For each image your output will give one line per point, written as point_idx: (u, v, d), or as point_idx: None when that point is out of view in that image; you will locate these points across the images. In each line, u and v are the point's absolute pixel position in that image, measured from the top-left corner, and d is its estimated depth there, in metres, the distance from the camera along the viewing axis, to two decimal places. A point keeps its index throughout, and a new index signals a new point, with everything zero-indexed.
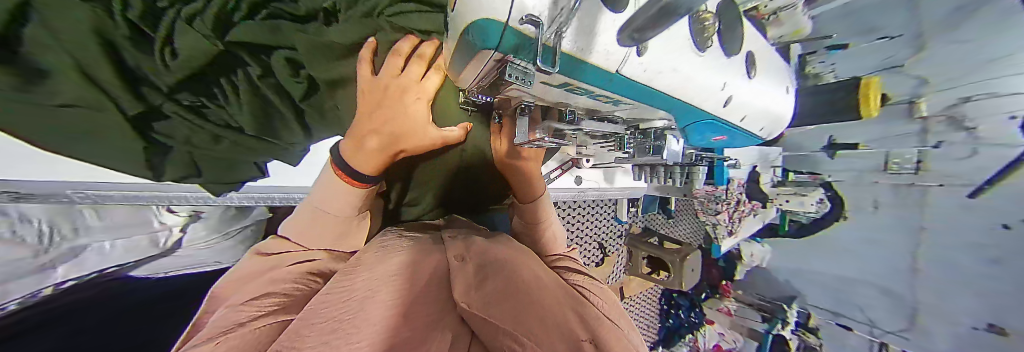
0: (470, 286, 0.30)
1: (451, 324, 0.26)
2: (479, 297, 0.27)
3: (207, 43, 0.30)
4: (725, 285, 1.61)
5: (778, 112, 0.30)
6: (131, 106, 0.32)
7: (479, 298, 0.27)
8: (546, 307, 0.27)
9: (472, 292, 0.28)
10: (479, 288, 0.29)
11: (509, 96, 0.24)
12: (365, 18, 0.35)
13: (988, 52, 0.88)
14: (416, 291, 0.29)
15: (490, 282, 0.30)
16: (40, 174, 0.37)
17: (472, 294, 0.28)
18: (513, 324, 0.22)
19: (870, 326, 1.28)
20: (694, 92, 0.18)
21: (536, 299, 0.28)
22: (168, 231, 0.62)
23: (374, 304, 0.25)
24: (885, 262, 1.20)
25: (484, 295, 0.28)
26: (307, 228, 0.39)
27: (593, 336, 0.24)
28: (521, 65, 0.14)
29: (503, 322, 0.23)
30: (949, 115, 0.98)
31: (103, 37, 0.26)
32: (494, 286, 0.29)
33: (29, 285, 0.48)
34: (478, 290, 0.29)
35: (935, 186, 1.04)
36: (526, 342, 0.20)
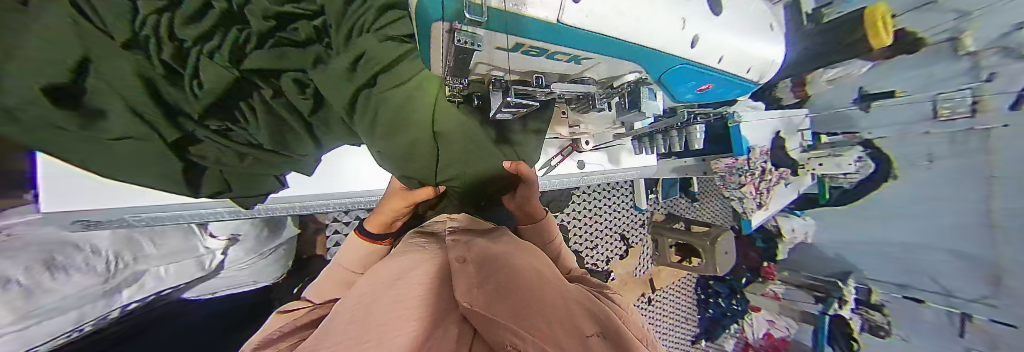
0: (473, 284, 0.31)
1: (455, 323, 0.27)
2: (481, 294, 0.28)
3: (225, 72, 0.36)
4: (767, 267, 1.45)
5: (765, 52, 0.28)
6: (168, 133, 0.38)
7: (480, 297, 0.28)
8: (549, 302, 0.28)
9: (476, 290, 0.30)
10: (483, 286, 0.30)
11: (480, 73, 0.25)
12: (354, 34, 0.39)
13: None
14: (424, 293, 0.31)
15: (491, 280, 0.31)
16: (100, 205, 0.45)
17: (476, 291, 0.29)
18: (520, 321, 0.23)
19: (947, 296, 1.09)
20: (657, 31, 0.18)
21: (538, 294, 0.29)
22: (212, 254, 0.70)
23: (383, 305, 0.27)
24: (951, 217, 1.04)
25: (485, 293, 0.29)
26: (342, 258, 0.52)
27: (600, 331, 0.25)
28: (469, 31, 0.14)
29: (507, 318, 0.23)
30: (1003, 45, 0.85)
31: (143, 76, 0.33)
32: (495, 284, 0.30)
33: (100, 308, 0.54)
34: (481, 288, 0.30)
35: (999, 127, 0.89)
36: (526, 334, 0.21)
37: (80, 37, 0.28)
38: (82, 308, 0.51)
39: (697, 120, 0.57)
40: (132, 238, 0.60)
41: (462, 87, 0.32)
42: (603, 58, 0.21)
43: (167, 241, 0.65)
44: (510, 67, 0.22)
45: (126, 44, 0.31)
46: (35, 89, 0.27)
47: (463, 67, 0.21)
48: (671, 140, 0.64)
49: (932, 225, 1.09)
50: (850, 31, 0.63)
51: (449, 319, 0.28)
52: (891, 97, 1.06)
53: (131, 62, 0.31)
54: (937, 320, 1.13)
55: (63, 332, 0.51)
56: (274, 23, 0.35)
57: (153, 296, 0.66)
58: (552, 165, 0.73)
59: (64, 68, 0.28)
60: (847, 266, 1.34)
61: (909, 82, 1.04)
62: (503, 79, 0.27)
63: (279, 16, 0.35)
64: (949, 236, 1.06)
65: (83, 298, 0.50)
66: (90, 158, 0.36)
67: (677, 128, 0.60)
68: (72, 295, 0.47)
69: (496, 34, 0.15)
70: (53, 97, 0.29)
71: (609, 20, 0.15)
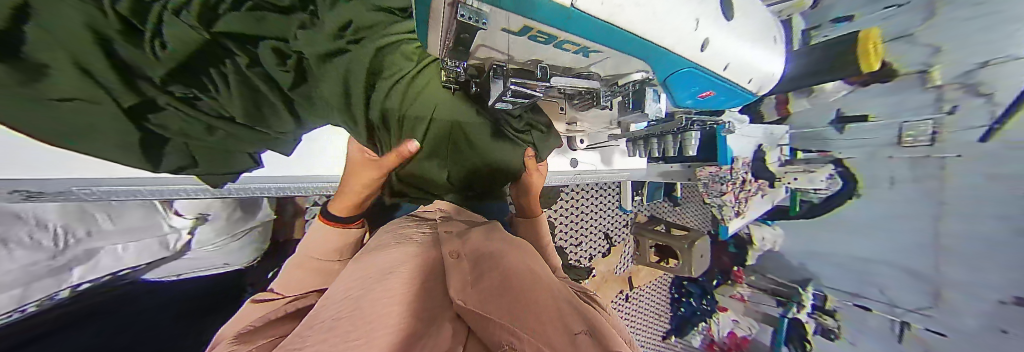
0: (466, 283, 0.30)
1: (450, 321, 0.27)
2: (474, 292, 0.28)
3: (193, 32, 0.31)
4: (736, 270, 1.54)
5: (769, 66, 0.29)
6: (124, 96, 0.33)
7: (474, 295, 0.28)
8: (540, 300, 0.28)
9: (469, 289, 0.29)
10: (476, 284, 0.30)
11: (480, 56, 0.23)
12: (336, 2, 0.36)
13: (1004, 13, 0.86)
14: (421, 293, 0.30)
15: (485, 278, 0.31)
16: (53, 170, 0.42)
17: (469, 290, 0.29)
18: (509, 318, 0.23)
19: (891, 306, 1.21)
20: (669, 28, 0.17)
21: (534, 292, 0.29)
22: (177, 234, 0.65)
23: (372, 301, 0.25)
24: (904, 237, 1.14)
25: (479, 292, 0.28)
26: (315, 250, 0.49)
27: (588, 329, 0.24)
28: (474, 6, 0.13)
29: (496, 318, 0.23)
30: (966, 82, 0.94)
31: (98, 33, 0.26)
32: (487, 282, 0.30)
33: (47, 287, 0.53)
34: (473, 287, 0.29)
35: (953, 158, 0.99)
36: (523, 338, 0.20)
37: None
38: (26, 286, 0.50)
39: (694, 126, 0.58)
40: (87, 211, 0.55)
41: (460, 71, 0.31)
42: (613, 53, 0.20)
43: (128, 217, 0.59)
44: (513, 54, 0.21)
45: None
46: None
47: (462, 49, 0.19)
48: (665, 145, 0.67)
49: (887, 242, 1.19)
50: (842, 54, 0.64)
51: (444, 318, 0.27)
52: (863, 121, 1.15)
53: (84, 15, 0.25)
54: (879, 325, 1.26)
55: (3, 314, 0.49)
56: None
57: (111, 275, 0.61)
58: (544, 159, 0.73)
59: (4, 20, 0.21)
60: (807, 274, 1.42)
61: (879, 108, 1.11)
62: (504, 66, 0.25)
63: None
64: (898, 252, 1.16)
65: (25, 277, 0.49)
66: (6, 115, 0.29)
67: (674, 133, 0.61)
68: (18, 270, 0.47)
69: (504, 12, 0.14)
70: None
71: (622, 10, 0.14)
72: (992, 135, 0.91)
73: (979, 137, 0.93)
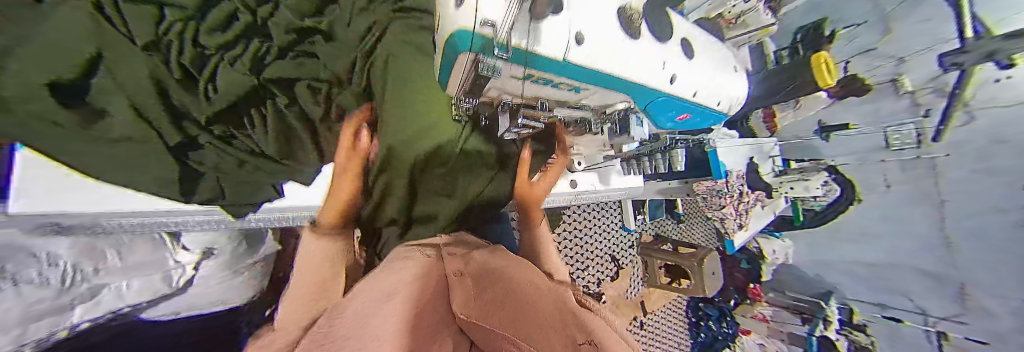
0: (467, 299, 0.33)
1: (450, 340, 0.28)
2: (478, 310, 0.30)
3: (243, 76, 0.37)
4: (753, 288, 1.48)
5: (731, 89, 0.33)
6: (171, 136, 0.36)
7: (478, 311, 0.29)
8: (541, 306, 0.29)
9: (473, 310, 0.30)
10: (478, 302, 0.31)
11: (490, 96, 0.27)
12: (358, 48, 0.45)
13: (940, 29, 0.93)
14: (420, 307, 0.31)
15: (484, 295, 0.32)
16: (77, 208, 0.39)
17: (474, 312, 0.29)
18: (512, 329, 0.24)
19: (922, 315, 1.16)
20: (640, 68, 0.21)
21: (531, 300, 0.30)
22: (181, 269, 0.66)
23: (378, 324, 0.25)
24: (909, 240, 1.14)
25: (482, 306, 0.30)
26: None
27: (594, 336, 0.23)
28: (489, 63, 0.18)
29: (500, 329, 0.24)
30: (936, 85, 0.96)
31: (159, 83, 0.34)
32: (489, 296, 0.32)
33: (43, 329, 0.49)
34: (475, 305, 0.30)
35: (942, 157, 1.00)
36: (521, 344, 0.21)
37: (97, 32, 0.29)
38: (27, 326, 0.47)
39: (678, 145, 0.62)
40: (98, 247, 0.53)
41: (470, 106, 0.34)
42: (598, 89, 0.24)
43: (136, 251, 0.59)
44: (521, 92, 0.25)
45: (149, 45, 0.32)
46: (41, 83, 0.26)
47: (477, 90, 0.23)
48: (657, 162, 0.69)
49: (896, 246, 1.17)
50: (799, 73, 0.70)
51: (444, 340, 0.28)
52: (844, 129, 1.17)
53: (148, 65, 0.32)
54: (914, 337, 1.20)
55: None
56: (294, 36, 0.42)
57: (110, 314, 0.59)
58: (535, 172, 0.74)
59: (75, 64, 0.28)
60: (827, 285, 1.39)
61: (858, 116, 1.13)
62: (512, 102, 0.29)
63: (301, 30, 0.42)
64: (908, 258, 1.15)
65: (36, 314, 0.47)
66: (55, 145, 0.30)
67: (662, 152, 0.65)
68: (9, 311, 0.43)
69: (512, 65, 0.18)
70: (58, 92, 0.28)
71: (601, 56, 0.18)
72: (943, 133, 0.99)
73: (934, 137, 1.02)
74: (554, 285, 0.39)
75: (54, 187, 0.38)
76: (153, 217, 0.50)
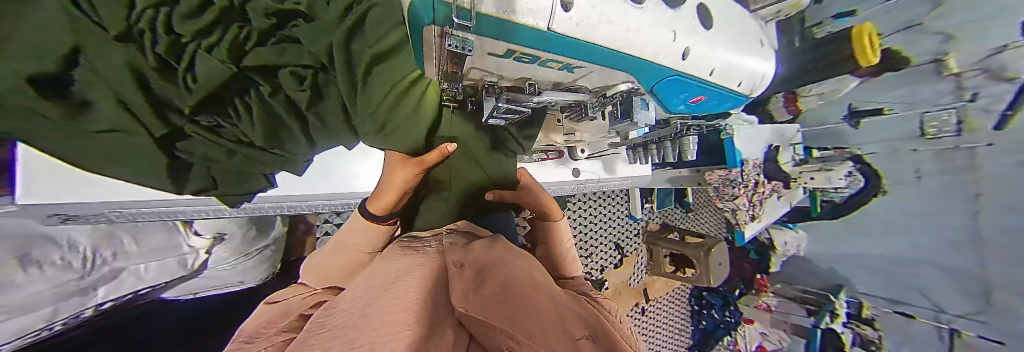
0: (468, 289, 0.29)
1: (450, 328, 0.25)
2: (476, 299, 0.27)
3: (221, 65, 0.32)
4: (759, 278, 1.46)
5: (757, 67, 0.30)
6: (157, 128, 0.35)
7: (477, 302, 0.26)
8: (540, 307, 0.27)
9: (471, 295, 0.27)
10: (477, 290, 0.28)
11: (471, 78, 0.25)
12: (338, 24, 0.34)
13: (1007, 0, 0.83)
14: (422, 294, 0.29)
15: (488, 285, 0.30)
16: (80, 195, 0.43)
17: (471, 297, 0.27)
18: (510, 324, 0.22)
19: (937, 312, 1.12)
20: (645, 41, 0.18)
21: (532, 301, 0.28)
22: (196, 253, 0.66)
23: (377, 308, 0.24)
24: (940, 234, 1.06)
25: (481, 299, 0.27)
26: None
27: (590, 335, 0.23)
28: (461, 37, 0.14)
29: (499, 323, 0.22)
30: (985, 67, 0.89)
31: (135, 71, 0.29)
32: (488, 290, 0.28)
33: (73, 306, 0.52)
34: (475, 293, 0.28)
35: (982, 146, 0.93)
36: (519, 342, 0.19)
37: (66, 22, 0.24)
38: (55, 305, 0.49)
39: (689, 131, 0.57)
40: (113, 234, 0.56)
41: (458, 91, 0.32)
42: (595, 67, 0.21)
43: (151, 239, 0.61)
44: (506, 74, 0.22)
45: (119, 37, 0.26)
46: (24, 81, 0.24)
47: (455, 71, 0.21)
48: (665, 152, 0.65)
49: (921, 241, 1.11)
50: (837, 48, 0.62)
51: (444, 322, 0.26)
52: (878, 115, 1.11)
53: (124, 55, 0.28)
54: (926, 334, 1.16)
55: (30, 332, 0.48)
56: (275, 22, 0.31)
57: (130, 295, 0.62)
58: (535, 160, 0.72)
59: (54, 60, 0.25)
60: (838, 279, 1.35)
61: (895, 101, 1.07)
62: (496, 85, 0.26)
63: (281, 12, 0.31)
64: (934, 253, 1.09)
65: (55, 297, 0.48)
66: (54, 143, 0.31)
67: (671, 139, 0.59)
68: (39, 293, 0.45)
69: (488, 39, 0.15)
70: (40, 88, 0.26)
71: (598, 28, 0.15)
72: (1007, 121, 0.87)
73: (996, 124, 0.89)
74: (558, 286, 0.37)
75: (47, 180, 0.41)
76: (177, 204, 0.52)
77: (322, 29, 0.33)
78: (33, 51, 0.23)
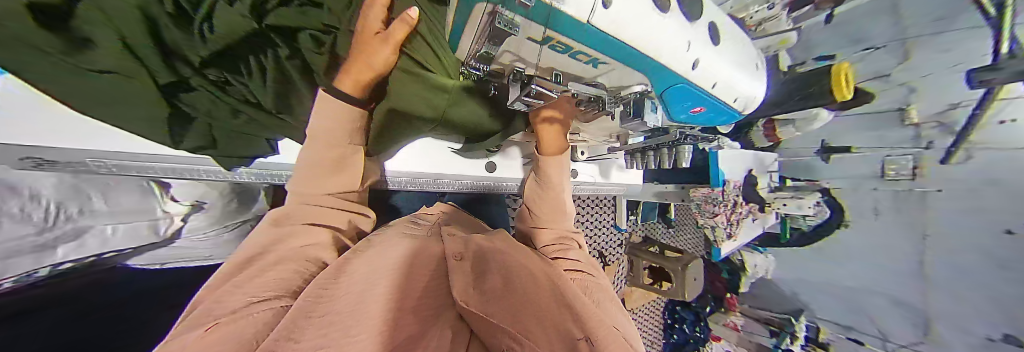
0: (469, 284, 0.32)
1: (450, 322, 0.30)
2: (478, 296, 0.30)
3: (242, 18, 0.31)
4: (730, 297, 1.57)
5: (753, 88, 0.33)
6: (162, 76, 0.33)
7: (479, 299, 0.30)
8: (536, 294, 0.31)
9: (472, 291, 0.31)
10: (480, 285, 0.32)
11: (501, 61, 0.26)
12: None
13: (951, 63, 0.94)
14: (421, 285, 0.32)
15: (488, 280, 0.32)
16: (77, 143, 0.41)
17: (472, 292, 0.31)
18: (512, 322, 0.26)
19: (883, 340, 1.24)
20: (664, 47, 0.20)
21: (531, 289, 0.31)
22: (169, 219, 0.62)
23: (374, 296, 0.27)
24: (893, 267, 1.17)
25: (483, 295, 0.30)
26: None
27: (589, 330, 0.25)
28: (508, 17, 0.16)
29: (503, 323, 0.26)
30: (940, 121, 1.00)
31: (144, 13, 0.28)
32: (490, 283, 0.31)
33: (26, 264, 0.47)
34: (477, 289, 0.31)
35: (933, 191, 1.05)
36: (524, 344, 0.23)
37: None
38: (7, 260, 0.44)
39: (687, 141, 0.58)
40: (82, 188, 0.52)
41: (479, 74, 0.33)
42: (617, 65, 0.23)
43: (123, 198, 0.56)
44: (536, 61, 0.24)
45: None
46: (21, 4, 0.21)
47: (489, 52, 0.22)
48: (661, 158, 0.68)
49: (872, 270, 1.22)
50: (815, 83, 0.68)
51: (444, 319, 0.30)
52: (846, 152, 1.21)
53: None
54: None
55: None
56: None
57: (95, 257, 0.55)
58: None
59: None
60: (800, 303, 1.46)
61: (864, 140, 1.17)
62: (522, 73, 0.28)
63: None
64: (886, 283, 1.19)
65: (6, 252, 0.44)
66: (39, 75, 0.29)
67: (668, 145, 0.63)
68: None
69: (532, 24, 0.17)
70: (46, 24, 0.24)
71: (629, 27, 0.17)
72: (950, 156, 1.00)
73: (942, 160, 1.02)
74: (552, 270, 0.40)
75: (31, 113, 0.38)
76: (167, 162, 0.50)
77: None
78: None
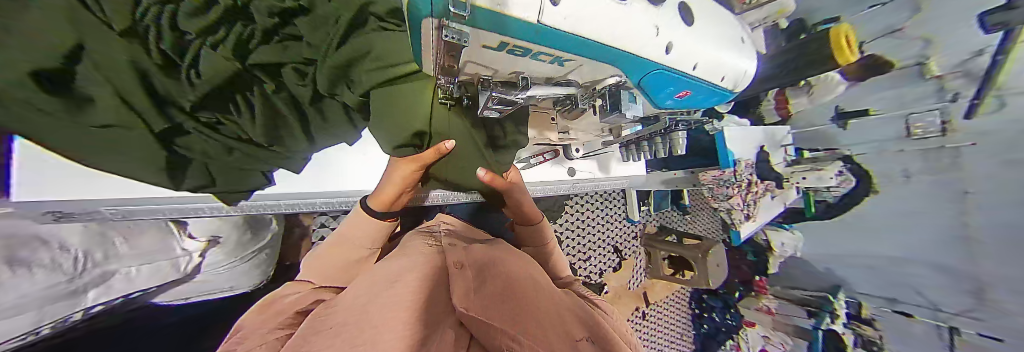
0: (469, 288, 0.29)
1: (450, 328, 0.26)
2: (478, 299, 0.27)
3: (227, 62, 0.33)
4: (759, 280, 1.47)
5: (739, 64, 0.31)
6: (158, 124, 0.35)
7: (479, 301, 0.26)
8: (540, 305, 0.28)
9: (472, 295, 0.27)
10: (478, 290, 0.28)
11: (468, 73, 0.26)
12: (323, 24, 0.34)
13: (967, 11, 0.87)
14: (424, 292, 0.29)
15: (489, 286, 0.30)
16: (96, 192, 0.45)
17: (472, 296, 0.27)
18: (513, 325, 0.23)
19: (934, 310, 1.13)
20: (631, 36, 0.19)
21: (534, 300, 0.29)
22: (189, 256, 0.62)
23: (378, 306, 0.25)
24: (934, 234, 1.07)
25: (482, 299, 0.27)
26: None
27: (590, 337, 0.26)
28: (455, 28, 0.15)
29: (500, 322, 0.23)
30: (963, 70, 0.92)
31: (136, 66, 0.30)
32: (490, 289, 0.29)
33: (59, 311, 0.45)
34: (477, 293, 0.28)
35: (966, 145, 0.96)
36: (523, 342, 0.21)
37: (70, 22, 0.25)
38: (42, 309, 0.42)
39: (678, 127, 0.56)
40: (107, 236, 0.52)
41: (453, 86, 0.33)
42: (583, 60, 0.22)
43: (141, 241, 0.56)
44: (500, 68, 0.24)
45: (122, 32, 0.27)
46: (25, 73, 0.25)
47: (451, 65, 0.22)
48: (657, 147, 0.66)
49: (909, 238, 1.13)
50: (818, 49, 0.65)
51: (444, 325, 0.26)
52: (864, 115, 1.14)
53: (126, 51, 0.28)
54: (927, 334, 1.16)
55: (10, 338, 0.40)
56: (278, 21, 0.32)
57: (121, 298, 0.57)
58: (531, 162, 0.72)
59: (54, 52, 0.25)
60: (836, 279, 1.36)
61: (882, 102, 1.10)
62: (491, 79, 0.28)
63: (284, 11, 0.32)
64: (929, 250, 1.09)
65: (45, 300, 0.42)
66: (51, 135, 0.31)
67: (661, 134, 0.60)
68: (38, 293, 0.40)
69: (481, 31, 0.16)
70: (42, 82, 0.27)
71: (583, 23, 0.17)
72: (977, 108, 0.92)
73: (968, 114, 0.94)
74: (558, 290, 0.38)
75: (51, 176, 0.42)
76: (176, 203, 0.52)
77: (321, 22, 0.34)
78: (26, 47, 0.24)
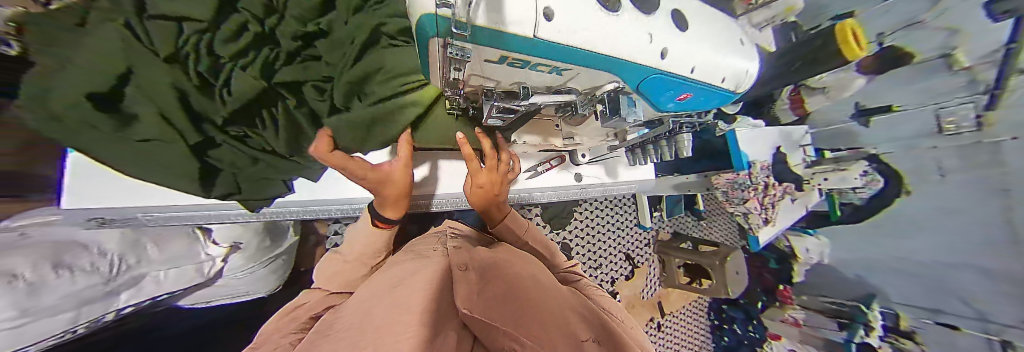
0: (471, 289, 0.29)
1: (454, 332, 0.26)
2: (480, 301, 0.27)
3: (254, 80, 0.36)
4: (782, 290, 1.40)
5: (739, 64, 0.31)
6: (193, 138, 0.38)
7: (480, 304, 0.26)
8: (542, 307, 0.29)
9: (474, 296, 0.27)
10: (481, 291, 0.29)
11: (471, 85, 0.27)
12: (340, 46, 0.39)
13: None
14: (428, 296, 0.29)
15: (491, 288, 0.30)
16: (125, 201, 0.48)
17: (474, 297, 0.27)
18: (516, 326, 0.24)
19: (983, 322, 1.00)
20: (626, 44, 0.20)
21: (535, 299, 0.30)
22: (212, 261, 0.66)
23: (381, 309, 0.26)
24: (977, 237, 0.97)
25: (484, 301, 0.27)
26: None
27: (595, 337, 0.26)
28: (459, 46, 0.17)
29: (504, 325, 0.23)
30: (995, 60, 0.85)
31: (178, 87, 0.34)
32: (493, 291, 0.29)
33: (96, 311, 0.46)
34: (478, 294, 0.28)
35: (1007, 140, 0.87)
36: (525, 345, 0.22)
37: (123, 50, 0.31)
38: (80, 309, 0.42)
39: (684, 129, 0.57)
40: (139, 243, 0.55)
41: (460, 97, 0.35)
42: (580, 69, 0.23)
43: (169, 247, 0.60)
44: (501, 79, 0.25)
45: (167, 57, 0.33)
46: (81, 95, 0.29)
47: (454, 78, 0.23)
48: (662, 150, 0.65)
49: (946, 242, 1.04)
50: (823, 45, 0.62)
51: (448, 328, 0.27)
52: (887, 112, 1.09)
53: (169, 74, 0.33)
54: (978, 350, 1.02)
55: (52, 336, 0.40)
56: (300, 44, 0.38)
57: (150, 301, 0.59)
58: (537, 171, 0.73)
59: (109, 76, 0.30)
60: (869, 288, 1.26)
61: (902, 98, 1.05)
62: (494, 91, 0.29)
63: (306, 34, 0.38)
64: (970, 256, 0.99)
65: (83, 300, 0.43)
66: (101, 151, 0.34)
67: (665, 137, 0.61)
68: (80, 293, 0.41)
69: (483, 48, 0.18)
70: (97, 104, 0.31)
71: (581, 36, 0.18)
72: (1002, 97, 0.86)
73: (992, 104, 0.88)
74: (559, 286, 0.37)
75: (93, 183, 0.45)
76: (204, 209, 0.57)
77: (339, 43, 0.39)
78: (86, 76, 0.29)
